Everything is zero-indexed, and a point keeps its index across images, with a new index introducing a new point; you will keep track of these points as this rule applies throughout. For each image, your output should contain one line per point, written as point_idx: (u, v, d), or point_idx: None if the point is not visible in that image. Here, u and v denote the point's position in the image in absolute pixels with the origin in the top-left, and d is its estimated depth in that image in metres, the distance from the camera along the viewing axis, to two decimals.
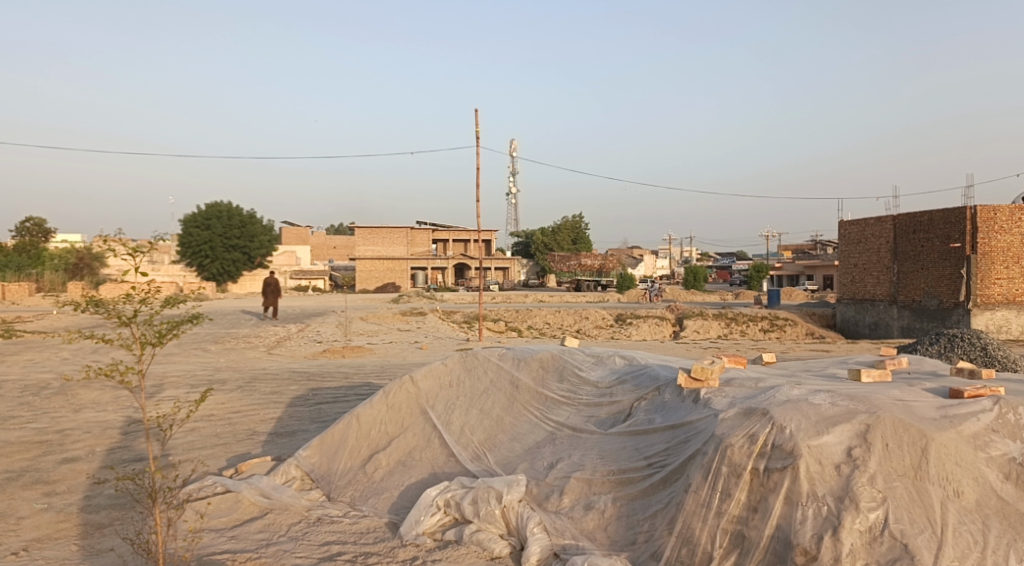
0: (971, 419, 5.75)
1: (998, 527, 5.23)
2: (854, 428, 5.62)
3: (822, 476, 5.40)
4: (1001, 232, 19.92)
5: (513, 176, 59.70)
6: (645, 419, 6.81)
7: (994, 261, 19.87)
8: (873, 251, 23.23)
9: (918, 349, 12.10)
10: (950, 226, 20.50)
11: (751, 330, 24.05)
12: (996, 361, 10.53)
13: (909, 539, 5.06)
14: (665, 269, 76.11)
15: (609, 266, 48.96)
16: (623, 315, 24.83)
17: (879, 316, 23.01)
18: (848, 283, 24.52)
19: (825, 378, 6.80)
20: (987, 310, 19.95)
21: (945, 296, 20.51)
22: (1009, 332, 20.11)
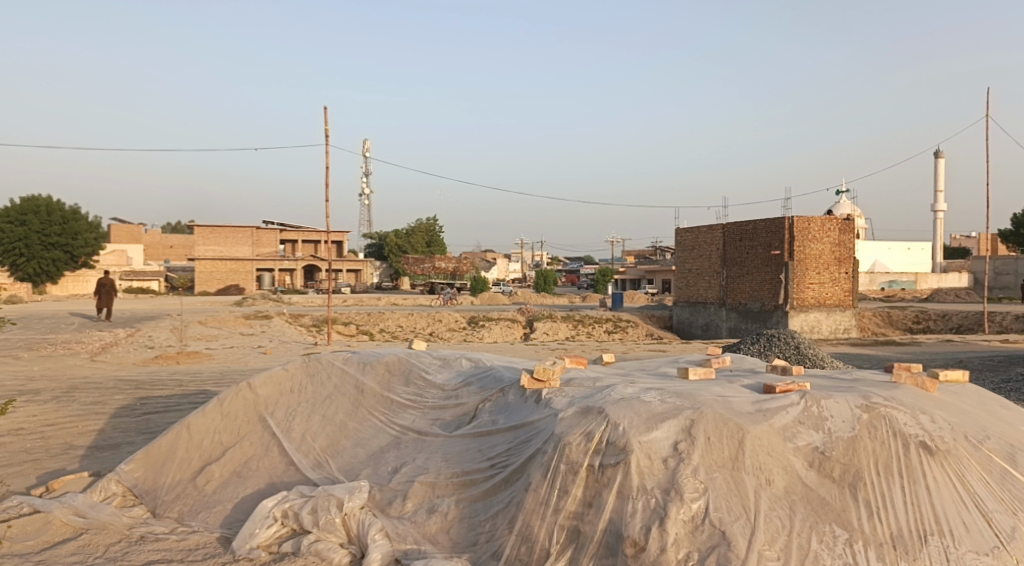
0: (782, 412, 6.12)
1: (803, 512, 5.45)
2: (680, 424, 6.01)
3: (650, 470, 5.70)
4: (814, 241, 21.84)
5: (366, 176, 58.76)
6: (488, 420, 6.91)
7: (808, 268, 21.72)
8: (705, 257, 24.85)
9: (741, 348, 13.00)
10: (771, 235, 22.26)
11: (597, 331, 24.99)
12: (807, 359, 11.52)
13: (726, 527, 5.33)
14: (516, 273, 77.83)
15: (463, 268, 49.46)
16: (476, 317, 25.09)
17: (710, 318, 24.64)
18: (683, 287, 26.10)
19: (657, 376, 7.18)
20: (802, 312, 21.74)
21: (767, 300, 22.26)
22: (820, 332, 22.04)
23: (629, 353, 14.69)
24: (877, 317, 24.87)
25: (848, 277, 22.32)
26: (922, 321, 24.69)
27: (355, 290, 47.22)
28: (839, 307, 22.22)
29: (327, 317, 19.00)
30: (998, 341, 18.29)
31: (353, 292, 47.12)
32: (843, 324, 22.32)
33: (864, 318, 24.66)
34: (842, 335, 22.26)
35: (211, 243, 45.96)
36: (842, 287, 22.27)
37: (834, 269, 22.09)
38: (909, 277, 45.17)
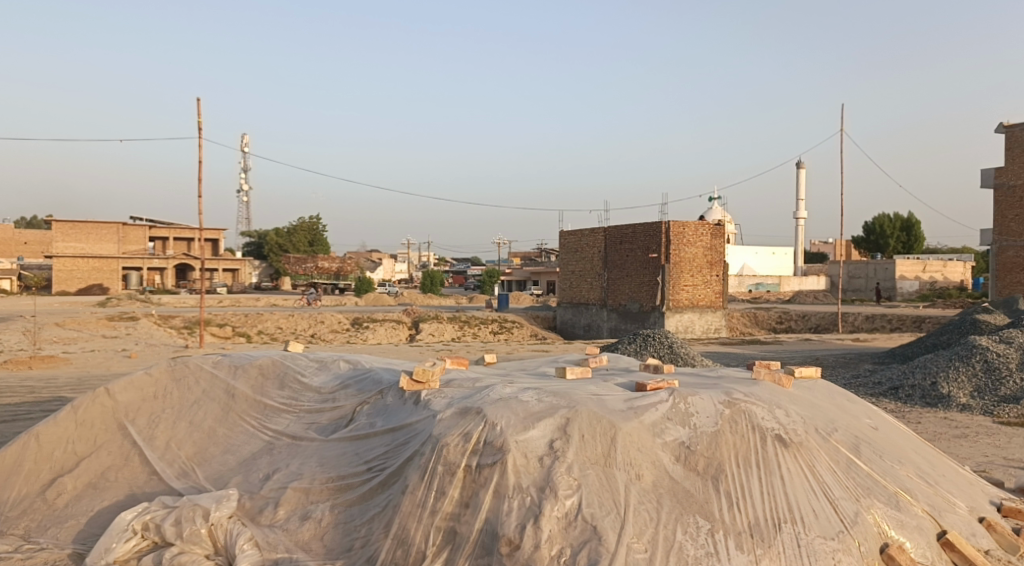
0: (651, 409, 6.35)
1: (669, 505, 5.64)
2: (556, 422, 6.12)
3: (526, 468, 5.77)
4: (688, 245, 22.86)
5: (245, 172, 56.60)
6: (366, 422, 6.79)
7: (683, 271, 22.68)
8: (588, 259, 25.53)
9: (619, 348, 13.34)
10: (649, 238, 23.15)
11: (483, 332, 25.12)
12: (679, 357, 12.01)
13: (598, 522, 5.44)
14: (403, 274, 77.17)
15: (347, 268, 48.51)
16: (359, 318, 24.65)
17: (592, 319, 25.30)
18: (567, 289, 26.67)
19: (536, 375, 7.28)
20: (677, 313, 22.69)
21: (645, 301, 23.10)
22: (693, 332, 23.03)
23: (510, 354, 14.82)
24: (745, 317, 26.40)
25: (718, 280, 23.45)
26: (785, 321, 26.31)
27: (232, 291, 45.39)
28: (710, 308, 23.30)
29: (200, 317, 18.14)
30: (850, 339, 19.73)
31: (231, 292, 45.23)
32: (714, 324, 23.44)
33: (733, 319, 26.11)
34: (713, 334, 23.37)
35: (71, 239, 42.96)
36: (714, 289, 23.35)
37: (706, 271, 23.17)
38: (774, 280, 48.06)
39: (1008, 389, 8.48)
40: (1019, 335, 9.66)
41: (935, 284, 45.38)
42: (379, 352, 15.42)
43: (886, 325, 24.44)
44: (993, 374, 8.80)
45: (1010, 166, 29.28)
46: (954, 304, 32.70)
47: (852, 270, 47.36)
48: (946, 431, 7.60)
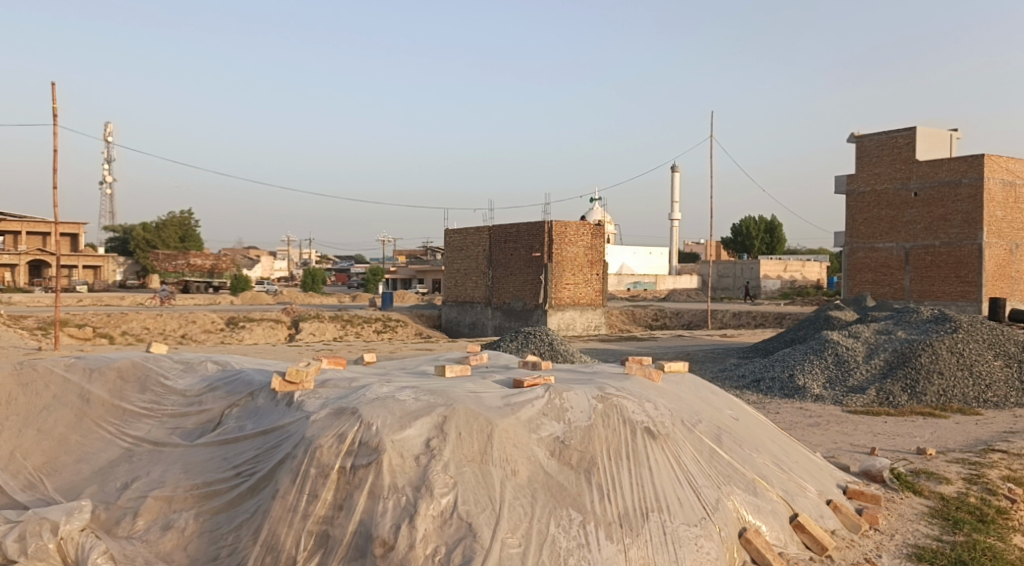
0: (527, 405, 6.42)
1: (543, 499, 5.71)
2: (433, 420, 6.06)
3: (402, 468, 5.69)
4: (570, 244, 23.39)
5: (109, 162, 53.12)
6: (235, 426, 6.52)
7: (565, 269, 23.19)
8: (472, 258, 25.63)
9: (501, 345, 13.40)
10: (532, 238, 23.51)
11: (366, 331, 24.72)
12: (558, 354, 12.26)
13: (473, 518, 5.44)
14: (283, 272, 74.77)
15: (222, 266, 46.54)
16: (235, 318, 23.67)
17: (476, 317, 25.43)
18: (452, 287, 26.66)
19: (414, 374, 7.22)
20: (559, 311, 23.18)
21: (528, 299, 23.43)
22: (574, 329, 23.58)
23: (391, 353, 14.63)
24: (623, 315, 27.28)
25: (598, 279, 24.13)
26: (660, 319, 27.32)
27: (94, 289, 42.48)
28: (590, 306, 23.95)
29: (54, 317, 16.84)
30: (718, 335, 20.76)
31: (92, 290, 42.32)
32: (594, 322, 24.07)
33: (612, 316, 26.89)
34: (593, 331, 24.03)
35: None
36: (594, 288, 24.02)
37: (587, 270, 23.79)
38: (650, 279, 49.89)
39: (855, 379, 9.17)
40: (864, 330, 10.49)
41: (794, 284, 48.62)
42: (250, 353, 14.79)
43: (751, 321, 25.84)
44: (842, 366, 9.50)
45: (859, 173, 31.69)
46: (812, 301, 35.05)
47: (721, 269, 49.79)
48: (801, 420, 8.13)
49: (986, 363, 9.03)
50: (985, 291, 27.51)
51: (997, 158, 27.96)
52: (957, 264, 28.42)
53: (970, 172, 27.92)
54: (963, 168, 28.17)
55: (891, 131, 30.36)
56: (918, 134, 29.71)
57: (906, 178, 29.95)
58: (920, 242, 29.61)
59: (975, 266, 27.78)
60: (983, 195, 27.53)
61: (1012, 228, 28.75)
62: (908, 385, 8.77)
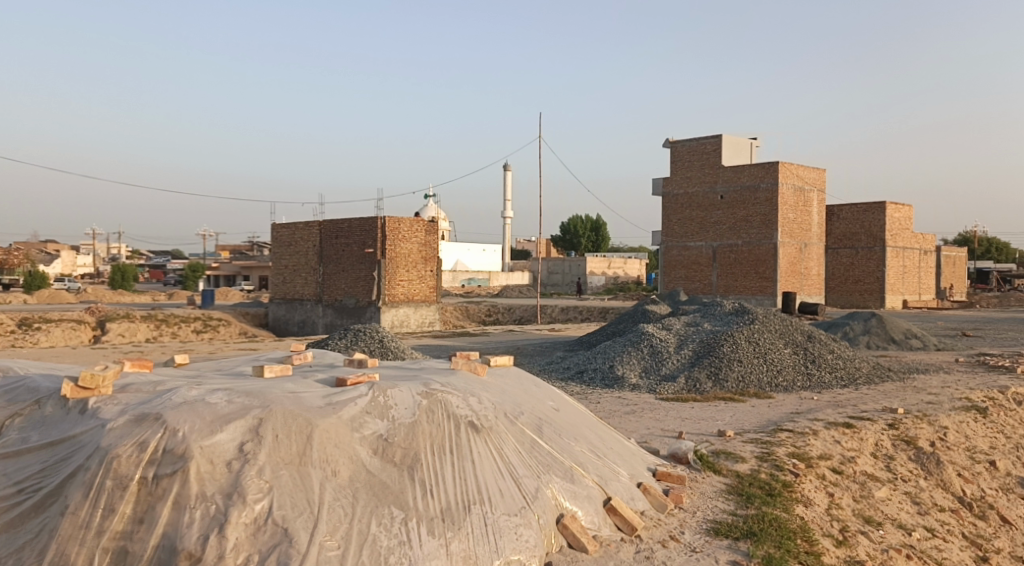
0: (350, 404, 6.19)
1: (365, 498, 5.54)
2: (247, 423, 5.70)
3: (212, 475, 5.34)
4: (404, 240, 23.28)
5: None
6: (18, 439, 5.91)
7: (398, 266, 23.06)
8: (302, 254, 24.86)
9: (328, 343, 13.05)
10: (365, 233, 23.17)
11: (183, 331, 23.22)
12: (387, 351, 12.15)
13: (289, 523, 5.19)
14: (89, 267, 68.59)
15: (13, 262, 41.85)
16: (28, 319, 21.36)
17: (306, 315, 24.67)
18: (280, 284, 25.66)
19: (229, 376, 6.83)
20: (392, 308, 22.99)
21: (361, 296, 23.05)
22: (408, 326, 23.46)
23: (208, 354, 13.84)
24: (457, 311, 27.56)
25: (432, 275, 24.19)
26: (492, 314, 27.95)
27: None
28: (425, 303, 23.95)
29: None
30: (546, 330, 21.52)
31: None
32: (428, 318, 24.09)
33: (447, 312, 27.08)
34: (427, 328, 24.03)
35: None
36: (428, 284, 24.06)
37: (421, 267, 23.79)
38: (484, 275, 50.85)
39: (668, 368, 9.81)
40: (675, 322, 11.28)
41: (617, 279, 52.14)
42: (42, 358, 13.42)
43: (577, 316, 27.05)
44: (656, 356, 10.13)
45: (674, 177, 34.03)
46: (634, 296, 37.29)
47: (550, 266, 51.68)
48: (619, 409, 8.58)
49: (777, 350, 9.99)
50: (779, 286, 30.59)
51: (789, 165, 31.17)
52: (757, 262, 31.33)
53: (767, 178, 30.96)
54: (761, 174, 31.16)
55: (701, 138, 32.97)
56: (722, 142, 32.51)
57: (714, 182, 32.58)
58: (726, 242, 32.28)
59: (771, 263, 30.80)
60: (778, 199, 30.62)
61: (802, 229, 32.06)
62: (712, 372, 9.51)
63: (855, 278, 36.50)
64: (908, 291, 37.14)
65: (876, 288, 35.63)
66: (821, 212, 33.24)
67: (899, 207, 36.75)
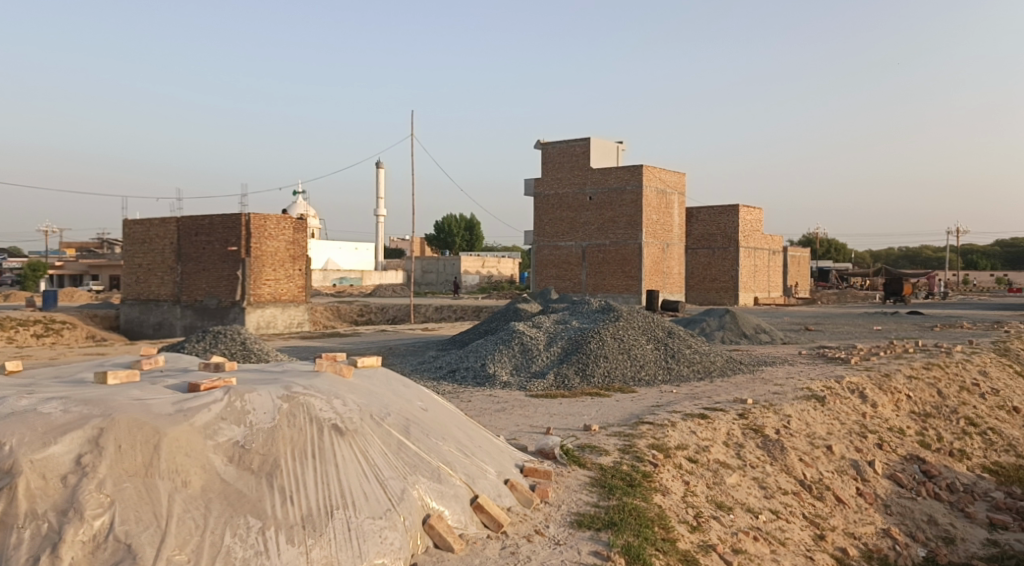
0: (203, 410, 5.87)
1: (218, 509, 5.26)
2: (86, 434, 5.30)
3: (44, 491, 4.93)
4: (270, 238, 22.48)
5: None
6: None
7: (264, 264, 22.24)
8: (158, 252, 23.45)
9: (184, 346, 12.37)
10: (228, 231, 22.17)
11: (20, 336, 21.31)
12: (248, 353, 11.67)
13: (133, 539, 4.86)
14: None
15: None
16: None
17: (162, 316, 23.31)
18: (133, 284, 24.09)
19: (67, 384, 6.32)
20: (258, 308, 22.12)
21: (223, 296, 22.04)
22: (275, 327, 22.64)
23: (47, 360, 12.77)
24: (328, 311, 26.92)
25: (301, 274, 23.48)
26: (365, 314, 27.51)
27: None
28: (293, 303, 23.21)
29: None
30: (419, 329, 21.38)
31: None
32: (297, 319, 23.32)
33: (317, 313, 26.38)
34: (296, 328, 23.28)
35: None
36: (297, 283, 23.33)
37: (289, 266, 23.03)
38: (356, 275, 49.89)
39: (538, 365, 10.00)
40: (545, 320, 11.53)
41: (491, 278, 52.64)
42: None
43: (451, 315, 27.12)
44: (526, 354, 10.30)
45: (545, 178, 34.74)
46: (507, 295, 37.78)
47: (425, 265, 51.47)
48: (489, 407, 8.65)
49: (640, 346, 10.41)
50: (643, 284, 31.94)
51: (652, 169, 32.61)
52: (623, 261, 32.57)
53: (632, 181, 32.27)
54: (627, 177, 32.43)
55: (570, 141, 33.88)
56: (591, 145, 33.59)
57: (583, 183, 33.58)
58: (595, 242, 33.33)
59: (635, 263, 32.13)
60: (642, 201, 31.97)
61: (664, 230, 33.60)
62: (579, 368, 9.77)
63: (712, 277, 38.68)
64: (759, 289, 39.77)
65: (731, 286, 37.90)
66: (681, 215, 34.97)
67: (752, 210, 39.27)
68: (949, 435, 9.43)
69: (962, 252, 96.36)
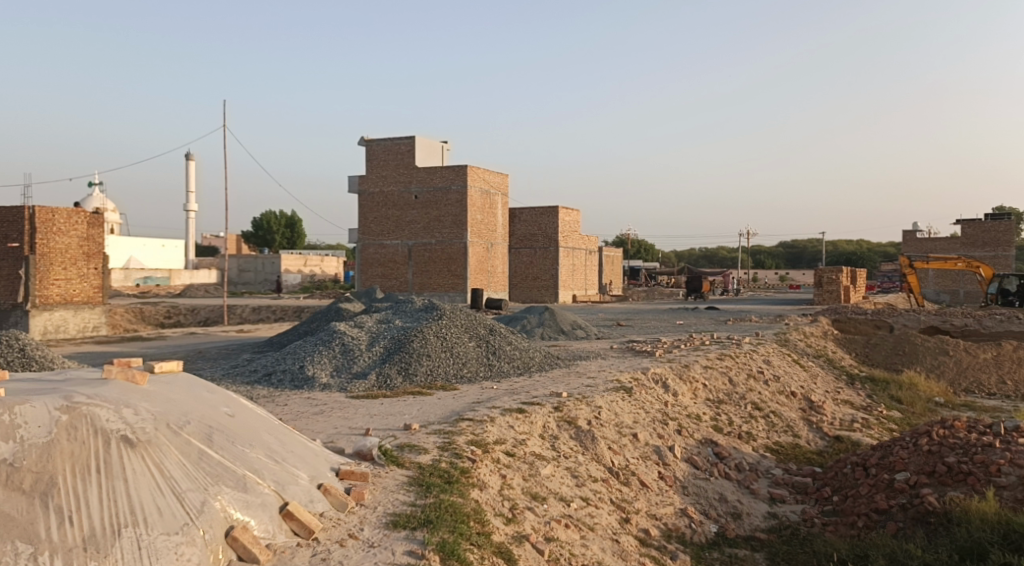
0: None
1: None
2: None
3: None
4: (59, 234, 20.44)
5: None
6: None
7: (52, 263, 20.19)
8: None
9: None
10: (7, 225, 19.89)
11: None
12: (27, 361, 10.50)
13: None
14: None
15: None
16: None
17: None
18: None
19: None
20: (45, 311, 20.00)
21: (2, 298, 19.72)
22: (66, 332, 20.55)
23: None
24: (129, 314, 24.87)
25: (97, 273, 21.52)
26: (172, 316, 25.70)
27: None
28: (87, 305, 21.21)
29: None
30: (232, 331, 20.34)
31: None
32: (92, 322, 21.34)
33: (116, 315, 24.28)
34: (91, 332, 21.27)
35: None
36: (92, 283, 21.39)
37: (81, 264, 21.02)
38: (164, 274, 46.52)
39: (359, 366, 9.82)
40: (367, 320, 11.35)
41: (313, 277, 51.11)
42: None
43: (269, 316, 26.05)
44: (347, 355, 10.08)
45: (369, 175, 34.17)
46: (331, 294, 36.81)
47: (241, 263, 48.94)
48: (306, 410, 8.36)
49: (463, 344, 10.54)
50: (468, 282, 32.59)
51: (476, 170, 33.22)
52: (448, 260, 32.93)
53: (457, 181, 32.70)
54: (452, 177, 32.81)
55: (395, 138, 33.57)
56: (416, 144, 33.51)
57: (408, 182, 33.48)
58: (420, 241, 33.37)
59: (461, 262, 32.62)
60: (467, 201, 32.48)
61: (488, 230, 34.30)
62: (402, 367, 9.71)
63: (534, 275, 40.00)
64: (578, 287, 41.69)
65: (551, 284, 39.49)
66: (504, 216, 35.91)
67: (571, 211, 41.04)
68: (738, 419, 10.34)
69: (753, 253, 106.60)
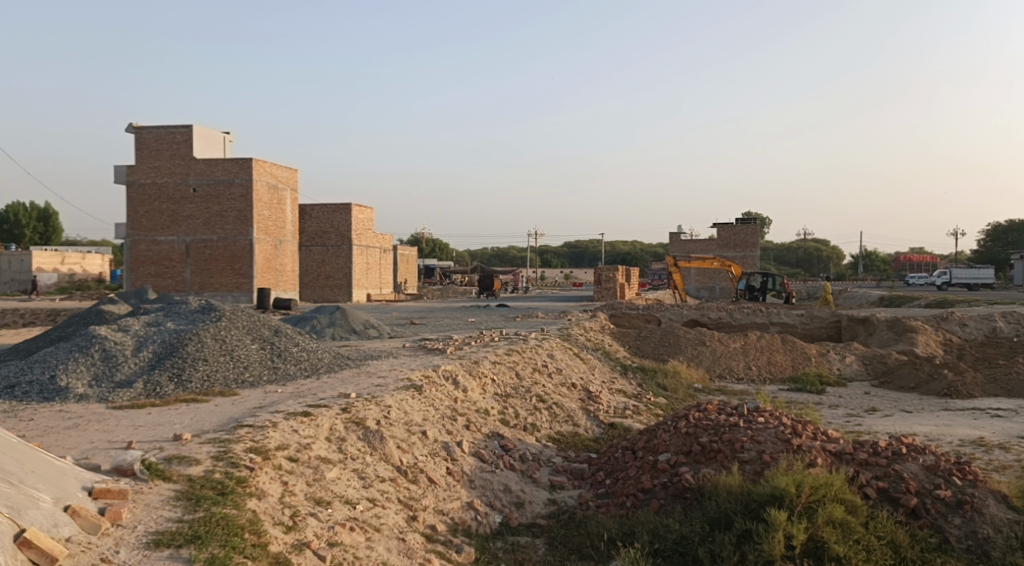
0: None
1: None
2: None
3: None
4: None
5: None
6: None
7: None
8: None
9: None
10: None
11: None
12: None
13: None
14: None
15: None
16: None
17: None
18: None
19: None
20: None
21: None
22: None
23: None
24: None
25: None
26: None
27: None
28: None
29: None
30: None
31: None
32: None
33: None
34: None
35: None
36: None
37: None
38: None
39: (124, 374, 8.99)
40: (134, 323, 10.42)
41: (73, 276, 46.04)
42: None
43: (17, 321, 23.11)
44: (109, 362, 9.19)
45: (139, 165, 31.34)
46: (95, 295, 33.37)
47: None
48: (56, 425, 7.52)
49: (244, 348, 10.03)
50: (255, 282, 31.17)
51: (263, 163, 31.79)
52: (232, 258, 31.27)
53: (241, 173, 31.06)
54: (235, 169, 31.11)
55: (170, 126, 31.09)
56: (194, 133, 31.33)
57: (185, 173, 31.22)
58: (200, 236, 31.31)
59: (245, 260, 31.13)
60: (252, 195, 31.03)
61: (277, 226, 32.98)
62: (174, 374, 9.03)
63: (327, 274, 39.01)
64: (372, 286, 41.28)
65: (344, 283, 38.85)
66: (294, 211, 34.61)
67: (364, 209, 40.53)
68: (524, 411, 10.76)
69: (543, 253, 111.69)
